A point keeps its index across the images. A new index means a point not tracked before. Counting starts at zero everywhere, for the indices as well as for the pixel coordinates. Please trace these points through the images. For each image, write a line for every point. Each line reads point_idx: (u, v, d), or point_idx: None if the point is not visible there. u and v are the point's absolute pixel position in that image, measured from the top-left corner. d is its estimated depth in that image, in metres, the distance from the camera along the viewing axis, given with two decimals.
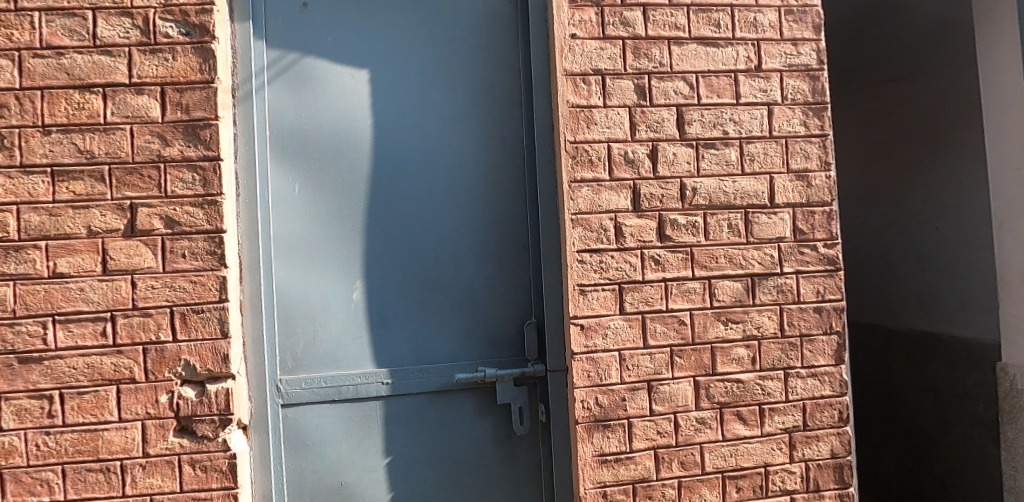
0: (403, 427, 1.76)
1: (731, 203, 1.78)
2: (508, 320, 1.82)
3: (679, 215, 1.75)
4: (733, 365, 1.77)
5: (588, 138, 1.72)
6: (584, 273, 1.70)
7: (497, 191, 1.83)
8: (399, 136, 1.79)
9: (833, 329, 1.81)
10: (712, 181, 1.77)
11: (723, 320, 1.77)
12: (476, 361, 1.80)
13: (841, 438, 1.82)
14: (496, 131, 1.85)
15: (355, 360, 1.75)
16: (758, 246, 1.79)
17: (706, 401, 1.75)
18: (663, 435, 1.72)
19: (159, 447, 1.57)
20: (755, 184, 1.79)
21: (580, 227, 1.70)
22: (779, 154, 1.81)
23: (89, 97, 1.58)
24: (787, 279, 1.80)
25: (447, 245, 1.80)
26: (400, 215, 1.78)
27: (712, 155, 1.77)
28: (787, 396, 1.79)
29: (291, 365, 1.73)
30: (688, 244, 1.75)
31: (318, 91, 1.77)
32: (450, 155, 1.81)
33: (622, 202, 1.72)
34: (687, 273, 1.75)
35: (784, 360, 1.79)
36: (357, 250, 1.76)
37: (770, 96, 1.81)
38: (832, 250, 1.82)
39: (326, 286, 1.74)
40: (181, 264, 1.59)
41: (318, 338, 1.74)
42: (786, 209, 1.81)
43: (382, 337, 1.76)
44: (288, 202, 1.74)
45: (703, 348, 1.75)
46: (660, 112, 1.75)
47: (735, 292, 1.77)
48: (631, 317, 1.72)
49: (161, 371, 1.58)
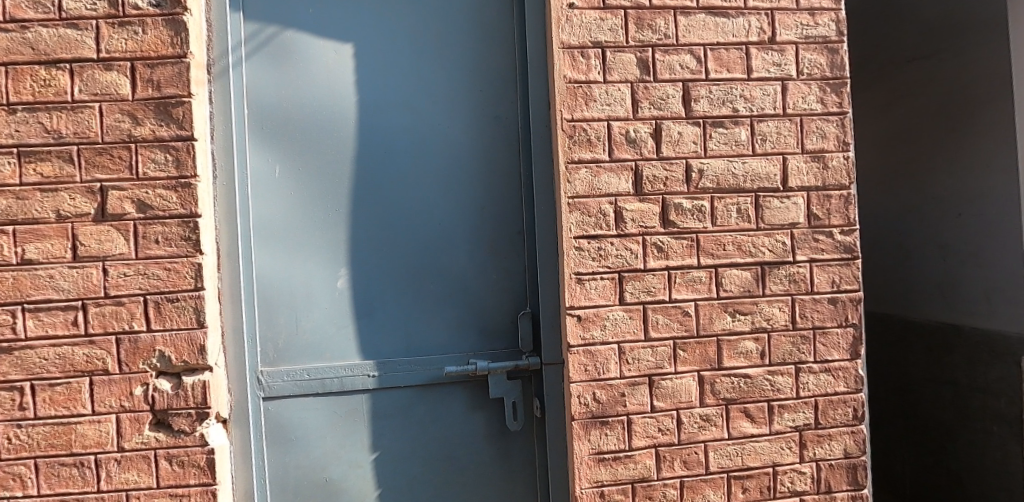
0: (391, 422, 1.68)
1: (741, 186, 1.65)
2: (502, 309, 1.73)
3: (684, 199, 1.63)
4: (740, 359, 1.66)
5: (586, 116, 1.60)
6: (582, 260, 1.59)
7: (491, 174, 1.73)
8: (385, 114, 1.69)
9: (849, 322, 1.69)
10: (720, 162, 1.65)
11: (730, 311, 1.65)
12: (467, 353, 1.70)
13: (855, 437, 1.71)
14: (489, 109, 1.73)
15: (340, 352, 1.66)
16: (769, 232, 1.67)
17: (711, 397, 1.65)
18: (665, 433, 1.63)
19: (134, 441, 1.50)
20: (766, 165, 1.67)
21: (578, 212, 1.59)
22: (794, 134, 1.68)
23: (55, 73, 1.49)
24: (800, 268, 1.68)
25: (436, 229, 1.70)
26: (387, 198, 1.68)
27: (721, 135, 1.65)
28: (798, 392, 1.68)
29: (273, 356, 1.65)
30: (693, 230, 1.63)
31: (299, 67, 1.66)
32: (441, 135, 1.71)
33: (623, 185, 1.61)
34: (692, 261, 1.63)
35: (795, 354, 1.68)
36: (343, 236, 1.67)
37: (785, 71, 1.68)
38: (849, 237, 1.69)
39: (309, 273, 1.65)
40: (155, 250, 1.51)
41: (301, 328, 1.65)
42: (801, 192, 1.68)
43: (368, 326, 1.67)
44: (269, 184, 1.65)
45: (709, 341, 1.65)
46: (665, 87, 1.63)
47: (744, 282, 1.66)
48: (632, 308, 1.61)
49: (135, 362, 1.50)
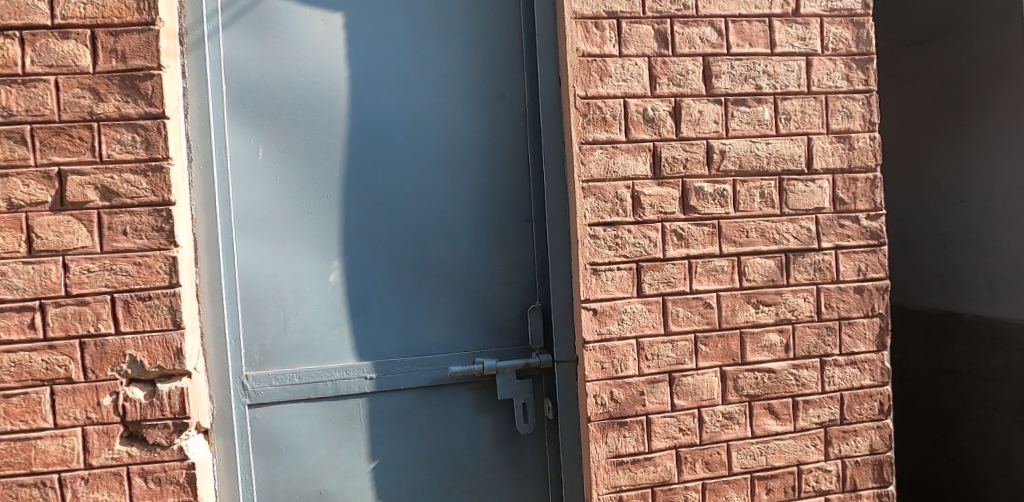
0: (390, 427, 1.54)
1: (764, 169, 1.55)
2: (509, 304, 1.60)
3: (706, 183, 1.52)
4: (764, 353, 1.56)
5: (601, 93, 1.47)
6: (598, 249, 1.47)
7: (496, 157, 1.59)
8: (380, 92, 1.54)
9: (874, 312, 1.61)
10: (743, 143, 1.54)
11: (753, 302, 1.55)
12: (473, 352, 1.57)
13: (880, 431, 1.63)
14: (494, 87, 1.59)
15: (334, 352, 1.51)
16: (793, 218, 1.57)
17: (733, 394, 1.55)
18: (686, 433, 1.52)
19: (104, 457, 1.33)
20: (791, 146, 1.56)
21: (593, 197, 1.47)
22: (818, 113, 1.58)
23: (3, 42, 1.30)
24: (825, 255, 1.58)
25: (437, 217, 1.56)
26: (383, 185, 1.53)
27: (743, 113, 1.54)
28: (823, 387, 1.59)
29: (258, 358, 1.49)
30: (715, 216, 1.52)
31: (282, 38, 1.50)
32: (441, 115, 1.56)
33: (641, 167, 1.49)
34: (714, 250, 1.52)
35: (820, 346, 1.59)
36: (335, 226, 1.51)
37: (809, 46, 1.58)
38: (875, 222, 1.61)
39: (297, 266, 1.50)
40: (122, 243, 1.34)
41: (289, 328, 1.50)
42: (826, 175, 1.58)
43: (365, 325, 1.53)
44: (251, 169, 1.48)
45: (732, 334, 1.54)
46: (684, 62, 1.51)
47: (768, 270, 1.55)
48: (650, 300, 1.49)
49: (103, 369, 1.33)
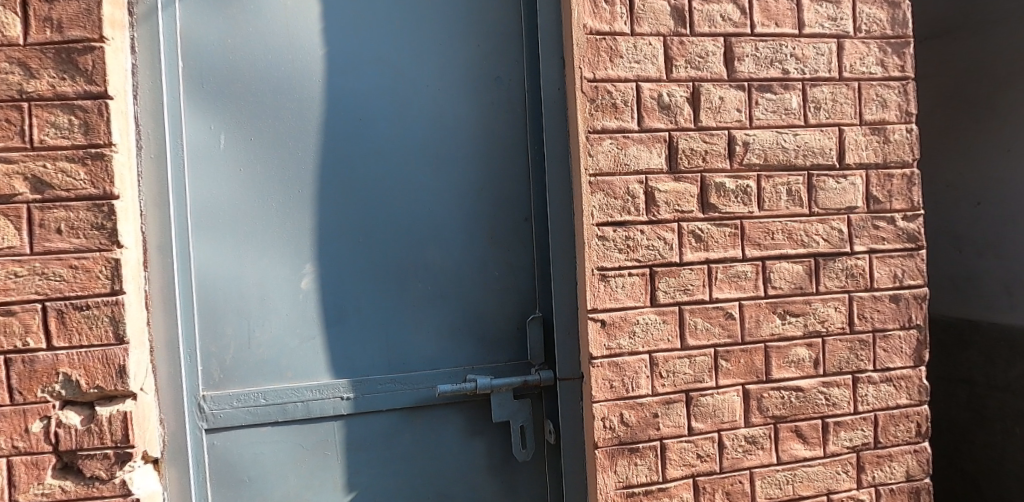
0: (370, 455, 1.35)
1: (791, 163, 1.38)
2: (505, 314, 1.42)
3: (727, 179, 1.35)
4: (792, 369, 1.39)
5: (610, 76, 1.30)
6: (607, 253, 1.29)
7: (491, 148, 1.41)
8: (360, 73, 1.35)
9: (912, 323, 1.45)
10: (768, 133, 1.37)
11: (780, 313, 1.38)
12: (464, 368, 1.39)
13: (918, 456, 1.47)
14: (489, 69, 1.42)
15: (305, 369, 1.32)
16: (823, 218, 1.40)
17: (758, 416, 1.37)
18: (704, 460, 1.35)
19: (32, 494, 1.14)
20: (821, 138, 1.40)
21: (601, 193, 1.29)
22: (851, 101, 1.42)
23: None
24: (858, 260, 1.42)
25: (424, 215, 1.38)
26: (363, 178, 1.35)
27: (769, 101, 1.37)
28: (856, 407, 1.43)
29: (217, 377, 1.29)
30: (737, 215, 1.35)
31: (248, 11, 1.31)
32: (429, 100, 1.38)
33: (655, 160, 1.32)
34: (737, 253, 1.35)
35: (852, 362, 1.42)
36: (308, 225, 1.33)
37: (841, 27, 1.42)
38: (912, 223, 1.45)
39: (263, 271, 1.31)
40: (57, 243, 1.15)
41: (253, 341, 1.30)
42: (858, 171, 1.42)
43: (341, 338, 1.34)
44: (210, 159, 1.29)
45: (756, 349, 1.37)
46: (703, 42, 1.35)
47: (796, 277, 1.38)
48: (666, 310, 1.32)
49: (31, 390, 1.14)
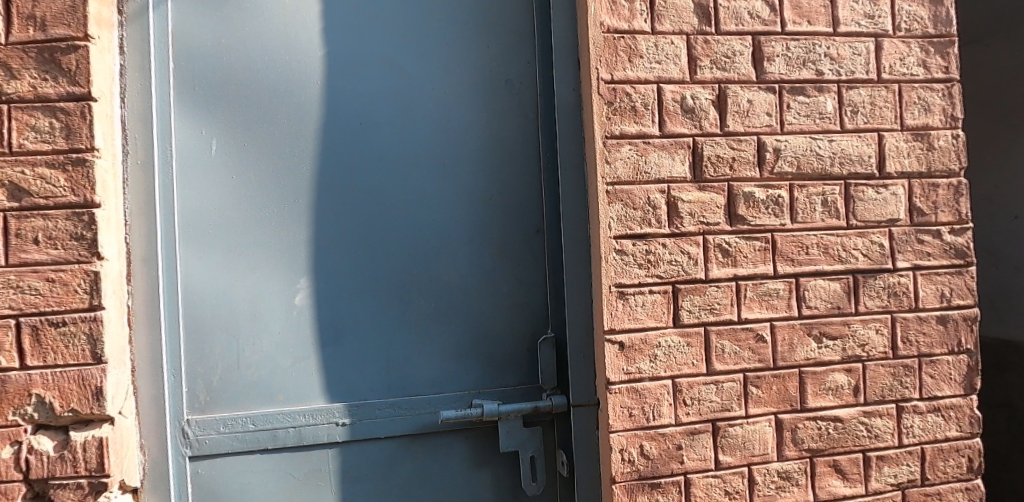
0: (367, 486, 1.24)
1: (827, 171, 1.27)
2: (515, 333, 1.31)
3: (757, 188, 1.24)
4: (829, 398, 1.26)
5: (629, 77, 1.21)
6: (626, 268, 1.19)
7: (500, 155, 1.32)
8: (361, 75, 1.27)
9: (961, 347, 1.32)
10: (801, 139, 1.26)
11: (815, 335, 1.26)
12: (470, 391, 1.28)
13: (970, 495, 1.32)
14: (499, 71, 1.33)
15: (298, 392, 1.22)
16: (862, 231, 1.28)
17: (792, 449, 1.25)
18: (733, 498, 1.22)
19: None
20: (859, 144, 1.29)
21: (619, 203, 1.19)
22: (891, 105, 1.31)
23: None
24: (901, 278, 1.30)
25: (428, 226, 1.28)
26: (364, 186, 1.26)
27: (802, 104, 1.26)
28: (900, 439, 1.29)
29: (203, 399, 1.20)
30: (768, 228, 1.24)
31: (244, 10, 1.24)
32: (435, 104, 1.30)
33: (678, 167, 1.21)
34: (768, 269, 1.24)
35: (896, 389, 1.29)
36: (303, 236, 1.24)
37: (879, 25, 1.31)
38: (960, 238, 1.32)
39: (255, 285, 1.22)
40: (33, 254, 1.07)
41: (243, 362, 1.21)
42: (900, 180, 1.30)
43: (337, 358, 1.24)
44: (201, 166, 1.21)
45: (790, 375, 1.24)
46: (730, 41, 1.25)
47: (833, 295, 1.26)
48: (690, 332, 1.21)
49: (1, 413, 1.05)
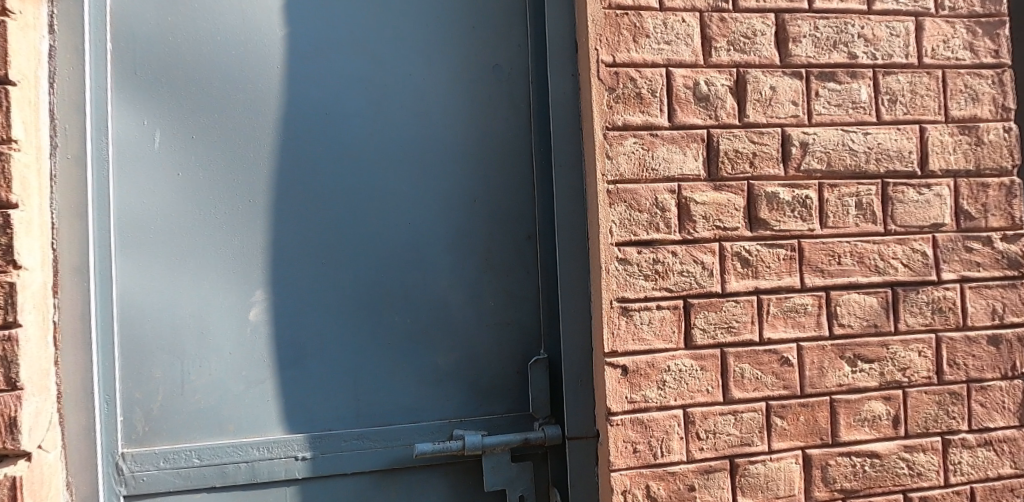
0: None
1: (861, 169, 1.10)
2: (502, 353, 1.15)
3: (781, 188, 1.07)
4: (865, 430, 1.09)
5: (635, 60, 1.05)
6: (630, 280, 1.03)
7: (487, 150, 1.16)
8: (328, 59, 1.12)
9: (1015, 371, 1.15)
10: (832, 132, 1.10)
11: (849, 358, 1.09)
12: (451, 421, 1.12)
13: None
14: (486, 56, 1.17)
15: (251, 421, 1.07)
16: (902, 238, 1.12)
17: (822, 490, 1.07)
18: None
19: None
20: (898, 138, 1.12)
21: (623, 204, 1.03)
22: (934, 93, 1.14)
23: None
24: (947, 291, 1.13)
25: (403, 231, 1.12)
26: (329, 186, 1.10)
27: (832, 92, 1.10)
28: (947, 478, 1.12)
29: (142, 430, 1.04)
30: (794, 233, 1.07)
31: None
32: (412, 92, 1.14)
33: (690, 164, 1.05)
34: (794, 281, 1.07)
35: (942, 420, 1.12)
36: (259, 243, 1.08)
37: (920, 2, 1.15)
38: (1013, 245, 1.15)
39: (204, 299, 1.06)
40: None
41: (188, 386, 1.06)
42: (945, 179, 1.13)
43: (298, 383, 1.08)
44: (142, 162, 1.06)
45: (820, 404, 1.08)
46: (750, 20, 1.09)
47: (869, 311, 1.10)
48: (703, 354, 1.04)
49: None
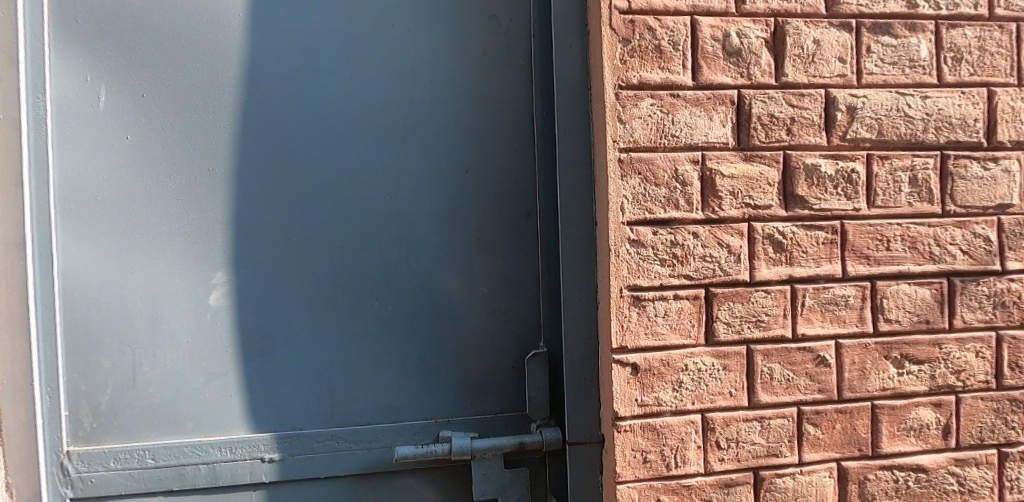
0: None
1: (918, 139, 0.94)
2: (496, 346, 1.02)
3: (823, 159, 0.92)
4: (911, 441, 0.95)
5: (655, 6, 0.89)
6: (644, 265, 0.88)
7: (481, 114, 1.02)
8: (299, 6, 0.97)
9: None
10: (885, 95, 0.93)
11: (895, 358, 0.94)
12: (437, 420, 1.00)
13: None
14: (481, 6, 1.02)
15: (213, 418, 0.95)
16: (963, 221, 0.96)
17: None
18: None
19: None
20: (962, 103, 0.96)
21: (637, 176, 0.88)
22: (1006, 51, 0.97)
23: None
24: (1011, 284, 0.97)
25: (384, 206, 0.99)
26: (300, 153, 0.97)
27: (886, 48, 0.94)
28: (1002, 496, 0.98)
29: (90, 426, 0.93)
30: (837, 214, 0.92)
31: None
32: (395, 46, 0.99)
33: (717, 130, 0.90)
34: (835, 269, 0.92)
35: (1000, 431, 0.97)
36: (220, 217, 0.95)
37: None
38: None
39: (157, 280, 0.94)
40: None
41: (142, 378, 0.94)
42: (1015, 152, 0.97)
43: (264, 375, 0.96)
44: (87, 124, 0.93)
45: (860, 410, 0.93)
46: None
47: (921, 305, 0.95)
48: (726, 351, 0.90)
49: None
